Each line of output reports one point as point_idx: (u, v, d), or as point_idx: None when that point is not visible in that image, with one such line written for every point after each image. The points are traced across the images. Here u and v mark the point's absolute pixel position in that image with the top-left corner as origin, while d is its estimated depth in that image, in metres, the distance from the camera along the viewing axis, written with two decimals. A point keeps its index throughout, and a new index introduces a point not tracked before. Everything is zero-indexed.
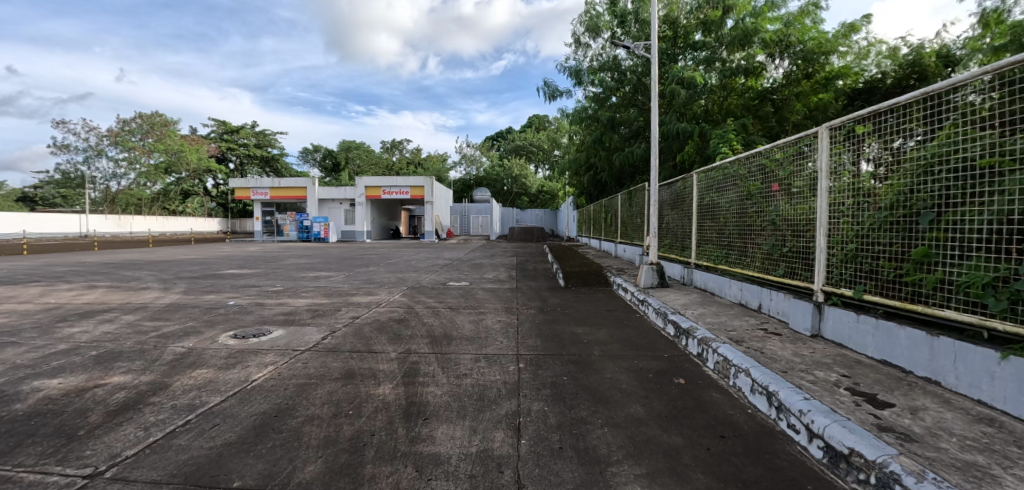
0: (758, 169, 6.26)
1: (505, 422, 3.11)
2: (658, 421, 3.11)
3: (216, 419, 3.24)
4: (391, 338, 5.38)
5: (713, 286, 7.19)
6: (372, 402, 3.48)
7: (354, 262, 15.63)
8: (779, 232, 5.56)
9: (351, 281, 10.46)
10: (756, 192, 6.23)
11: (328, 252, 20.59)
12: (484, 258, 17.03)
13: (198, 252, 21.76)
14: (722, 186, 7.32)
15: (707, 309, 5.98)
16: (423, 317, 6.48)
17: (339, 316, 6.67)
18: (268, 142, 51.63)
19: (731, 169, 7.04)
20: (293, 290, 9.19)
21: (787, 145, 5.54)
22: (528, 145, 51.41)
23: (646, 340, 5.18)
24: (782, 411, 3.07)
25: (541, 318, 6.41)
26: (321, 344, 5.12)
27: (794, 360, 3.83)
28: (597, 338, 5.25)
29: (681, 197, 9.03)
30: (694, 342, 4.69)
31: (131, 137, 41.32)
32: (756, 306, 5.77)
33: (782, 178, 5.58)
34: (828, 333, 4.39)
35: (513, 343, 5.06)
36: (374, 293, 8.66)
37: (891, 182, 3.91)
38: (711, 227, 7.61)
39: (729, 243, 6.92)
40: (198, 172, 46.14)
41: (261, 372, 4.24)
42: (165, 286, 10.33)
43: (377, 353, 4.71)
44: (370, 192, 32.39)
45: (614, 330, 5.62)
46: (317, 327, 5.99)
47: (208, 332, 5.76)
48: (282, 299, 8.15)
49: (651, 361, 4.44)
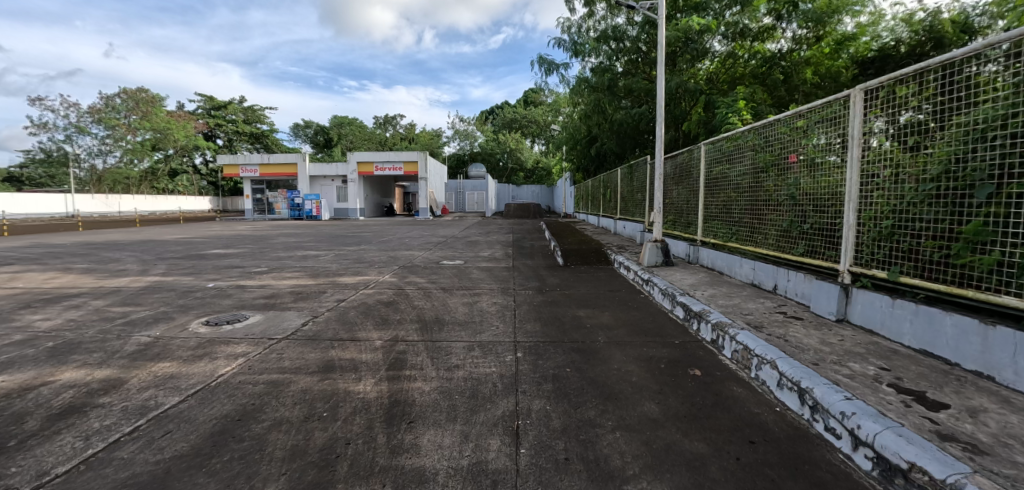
0: (775, 138, 5.73)
1: (502, 425, 2.70)
2: (677, 423, 2.72)
3: (170, 425, 2.82)
4: (378, 323, 4.96)
5: (721, 265, 6.76)
6: (350, 401, 3.07)
7: (345, 240, 15.16)
8: (799, 207, 5.09)
9: (340, 261, 9.99)
10: (772, 163, 5.74)
11: (318, 230, 19.97)
12: (479, 235, 16.57)
13: (185, 232, 21.07)
14: (733, 158, 6.82)
15: (717, 290, 5.56)
16: (414, 299, 6.06)
17: (323, 299, 6.23)
18: (257, 118, 50.27)
19: (744, 139, 6.51)
20: (278, 270, 8.73)
21: (809, 112, 5.04)
22: (524, 119, 50.33)
23: (654, 324, 4.78)
24: (819, 412, 2.69)
25: (539, 299, 5.99)
26: (301, 331, 4.69)
27: (823, 350, 3.43)
28: (601, 323, 4.84)
29: (687, 169, 8.52)
30: (707, 326, 4.30)
31: (115, 114, 40.09)
32: (772, 288, 5.30)
33: (803, 147, 5.08)
34: (856, 318, 3.99)
35: (510, 328, 4.64)
36: (363, 273, 8.23)
37: (937, 151, 3.44)
38: (721, 200, 7.13)
39: (740, 219, 6.46)
40: (186, 149, 45.04)
41: (230, 366, 3.82)
42: (144, 268, 9.82)
43: (361, 342, 4.29)
44: (362, 168, 31.62)
45: (619, 313, 5.21)
46: (299, 312, 5.55)
47: (180, 319, 5.31)
48: (265, 280, 7.68)
49: (662, 349, 4.04)
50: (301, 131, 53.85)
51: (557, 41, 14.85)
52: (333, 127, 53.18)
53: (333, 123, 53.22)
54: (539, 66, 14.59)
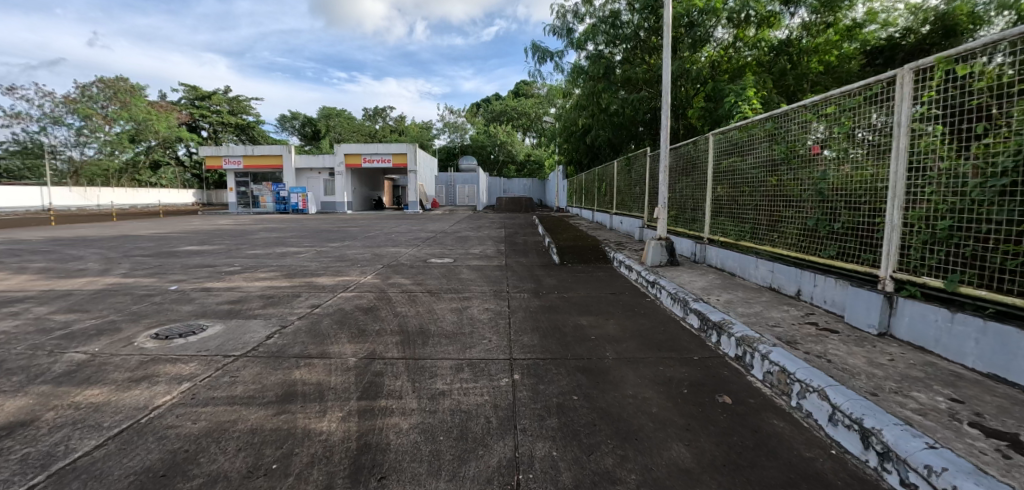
0: (797, 126, 5.17)
1: (498, 481, 2.14)
2: (716, 476, 2.17)
3: (74, 485, 2.20)
4: (354, 335, 4.35)
5: (732, 266, 6.24)
6: (310, 444, 2.48)
7: (329, 235, 14.45)
8: (828, 204, 4.56)
9: (320, 259, 9.32)
10: (794, 154, 5.20)
11: (301, 225, 19.17)
12: (468, 230, 15.99)
13: (163, 226, 20.15)
14: (746, 149, 6.28)
15: (733, 294, 5.04)
16: (397, 304, 5.45)
17: (295, 304, 5.59)
18: (243, 109, 48.97)
19: (760, 128, 5.96)
20: (251, 270, 8.03)
21: (840, 97, 4.48)
22: (515, 112, 49.63)
23: (667, 336, 4.23)
24: (892, 461, 2.18)
25: (535, 304, 5.42)
26: (264, 346, 4.07)
27: (876, 375, 2.92)
28: (607, 334, 4.29)
29: (691, 161, 7.99)
30: (730, 341, 3.77)
31: (92, 104, 38.65)
32: (795, 292, 4.78)
33: (833, 137, 4.54)
34: (902, 332, 3.49)
35: (504, 341, 4.07)
36: (344, 273, 7.59)
37: (1011, 139, 2.92)
38: (732, 195, 6.59)
39: (755, 215, 5.94)
40: (167, 141, 43.65)
41: (170, 393, 3.19)
42: (106, 267, 9.04)
43: (332, 359, 3.69)
44: (350, 160, 30.78)
45: (626, 322, 4.67)
46: (266, 320, 4.91)
47: (127, 331, 4.64)
48: (235, 282, 7.00)
49: (680, 367, 3.50)
50: (288, 123, 52.57)
51: (553, 28, 14.16)
52: (321, 119, 52.02)
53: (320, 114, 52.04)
54: (532, 53, 13.92)
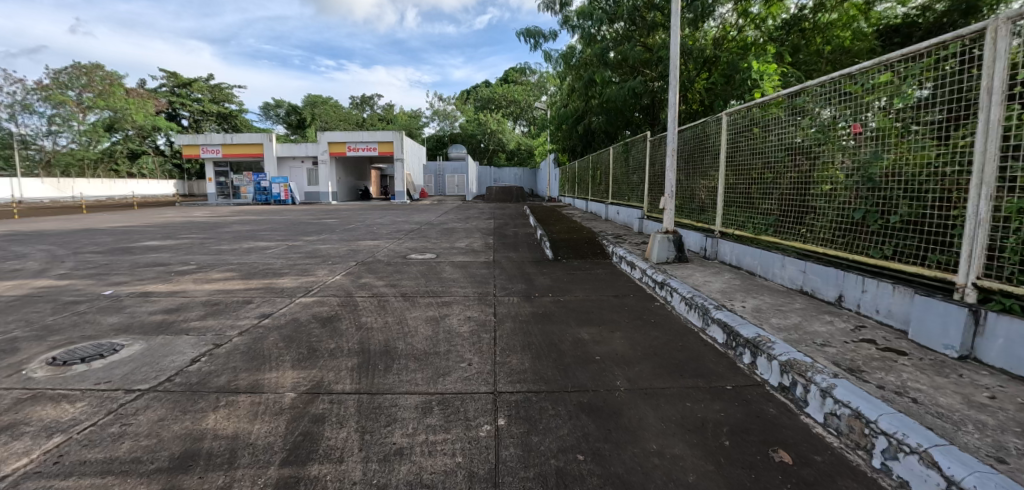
0: (837, 101, 4.38)
1: None
2: None
3: None
4: (303, 356, 3.50)
5: (750, 263, 5.48)
6: None
7: (307, 228, 13.50)
8: (879, 192, 3.82)
9: (288, 255, 8.40)
10: (831, 134, 4.43)
11: (280, 216, 18.17)
12: (456, 221, 15.13)
13: (132, 219, 18.91)
14: (769, 128, 5.49)
15: (760, 299, 4.29)
16: (364, 312, 4.60)
17: (242, 312, 4.71)
18: (224, 96, 47.31)
19: (788, 104, 5.13)
20: (206, 270, 7.09)
21: (900, 61, 3.69)
22: (504, 100, 48.45)
23: (688, 356, 3.46)
24: None
25: (527, 311, 4.62)
26: (183, 375, 3.20)
27: (988, 425, 2.18)
28: (615, 352, 3.50)
29: (702, 144, 7.19)
30: (773, 366, 3.00)
31: (65, 91, 36.98)
32: (835, 298, 4.03)
33: (889, 111, 3.77)
34: (993, 357, 2.78)
35: (488, 365, 3.25)
36: (311, 272, 6.71)
37: None
38: (750, 182, 5.82)
39: (780, 206, 5.20)
40: (145, 129, 42.01)
41: (25, 457, 2.31)
42: (44, 266, 8.00)
43: (264, 395, 2.85)
44: (334, 148, 29.61)
45: (636, 335, 3.89)
46: (200, 336, 4.03)
47: (18, 353, 3.72)
48: (182, 285, 6.07)
49: (712, 404, 2.73)
50: (270, 111, 50.87)
51: (549, 4, 13.15)
52: (305, 107, 50.44)
53: (305, 102, 50.51)
54: (525, 36, 12.89)
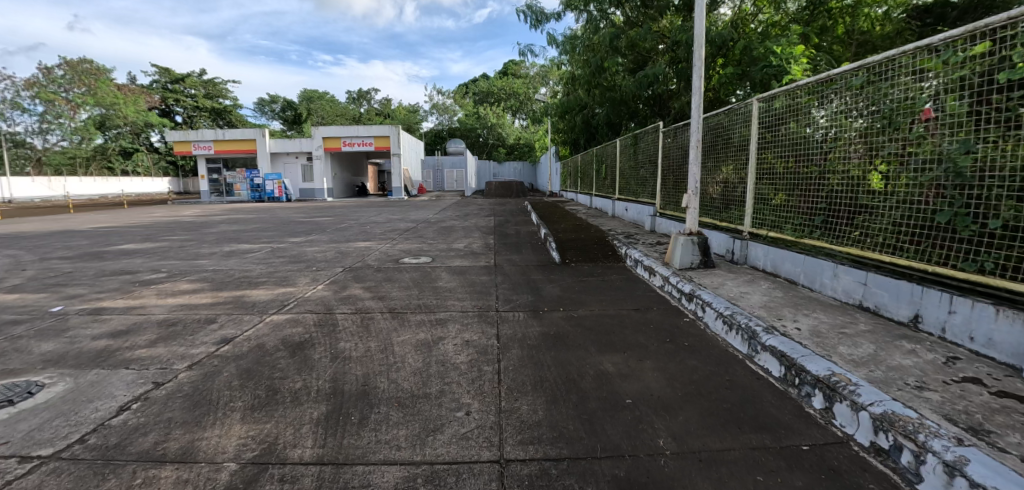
0: (905, 79, 3.63)
1: None
2: None
3: None
4: (260, 400, 2.81)
5: (790, 271, 4.78)
6: None
7: (297, 228, 12.78)
8: (969, 190, 3.12)
9: (271, 260, 7.70)
10: (898, 119, 3.70)
11: (271, 215, 17.45)
12: (454, 219, 14.44)
13: (118, 219, 18.18)
14: (810, 115, 4.74)
15: (814, 318, 3.60)
16: (343, 334, 3.91)
17: (200, 335, 4.01)
18: (218, 92, 46.36)
19: (838, 86, 4.37)
20: (175, 280, 6.36)
21: (1004, 26, 2.95)
22: (503, 93, 47.62)
23: (743, 398, 2.76)
24: None
25: (536, 331, 3.92)
26: (101, 434, 2.50)
27: None
28: (649, 393, 2.81)
29: (726, 135, 6.43)
30: (863, 420, 2.32)
31: (55, 88, 36.22)
32: (910, 319, 3.35)
33: (986, 89, 3.04)
34: None
35: (493, 414, 2.57)
36: (291, 281, 6.01)
37: None
38: (785, 178, 5.10)
39: (826, 205, 4.49)
40: (137, 127, 41.18)
41: None
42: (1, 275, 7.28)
43: (196, 471, 2.14)
44: (329, 143, 28.83)
45: (671, 366, 3.19)
46: (141, 371, 3.33)
47: None
48: (143, 299, 5.36)
49: (793, 478, 2.03)
50: (266, 107, 50.19)
51: None
52: (301, 103, 49.62)
53: (301, 98, 49.69)
54: (525, 15, 12.11)
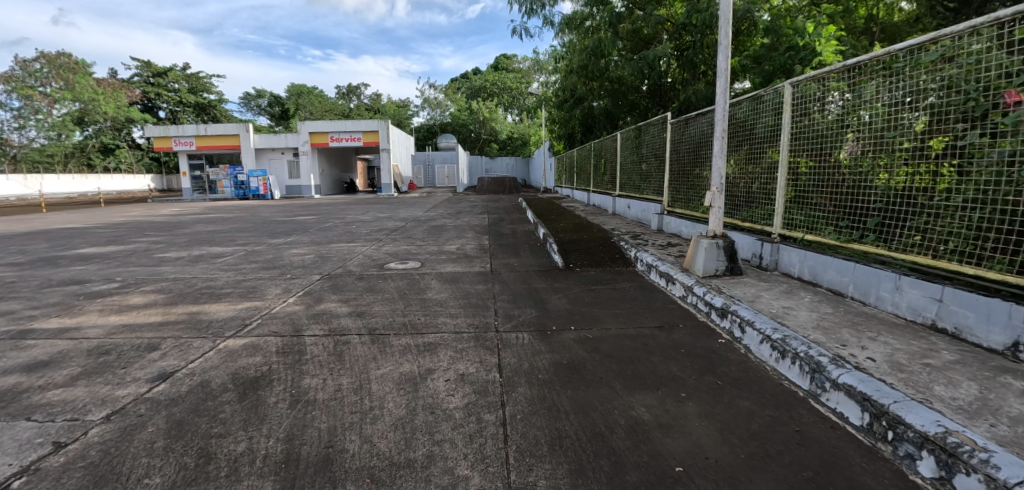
0: (994, 55, 2.99)
1: None
2: None
3: None
4: (184, 473, 2.08)
5: (834, 279, 4.15)
6: None
7: (277, 227, 11.93)
8: None
9: (242, 266, 6.90)
10: (981, 103, 3.06)
11: (252, 214, 16.50)
12: (446, 218, 13.69)
13: (90, 218, 17.11)
14: (854, 100, 4.08)
15: (885, 343, 2.97)
16: (310, 366, 3.20)
17: (133, 369, 3.25)
18: (203, 87, 44.92)
19: (893, 66, 3.71)
20: (127, 292, 5.54)
21: None
22: (497, 88, 46.71)
23: (825, 461, 2.12)
24: None
25: (546, 359, 3.24)
26: None
27: None
28: (700, 455, 2.14)
29: (748, 124, 5.75)
30: None
31: (30, 82, 34.71)
32: (1008, 346, 2.76)
33: None
34: None
35: None
36: (261, 292, 5.27)
37: None
38: (821, 173, 4.45)
39: (878, 204, 3.86)
40: (118, 122, 39.65)
41: None
42: None
43: None
44: (318, 139, 27.99)
45: (719, 411, 2.54)
46: (42, 424, 2.57)
47: None
48: (81, 318, 4.56)
49: None
50: (251, 102, 48.79)
51: None
52: (290, 98, 48.30)
53: (289, 92, 48.37)
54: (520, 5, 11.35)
